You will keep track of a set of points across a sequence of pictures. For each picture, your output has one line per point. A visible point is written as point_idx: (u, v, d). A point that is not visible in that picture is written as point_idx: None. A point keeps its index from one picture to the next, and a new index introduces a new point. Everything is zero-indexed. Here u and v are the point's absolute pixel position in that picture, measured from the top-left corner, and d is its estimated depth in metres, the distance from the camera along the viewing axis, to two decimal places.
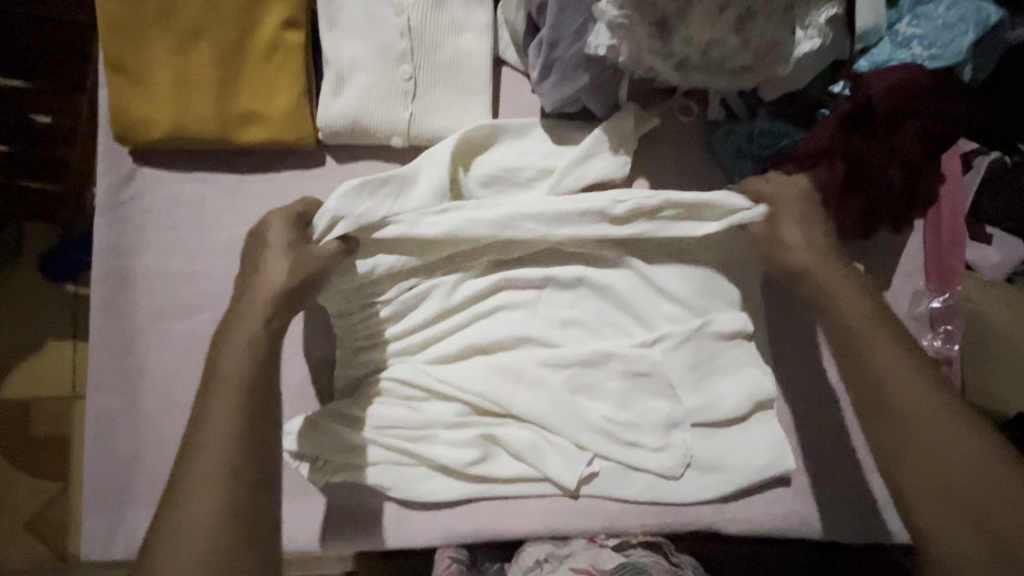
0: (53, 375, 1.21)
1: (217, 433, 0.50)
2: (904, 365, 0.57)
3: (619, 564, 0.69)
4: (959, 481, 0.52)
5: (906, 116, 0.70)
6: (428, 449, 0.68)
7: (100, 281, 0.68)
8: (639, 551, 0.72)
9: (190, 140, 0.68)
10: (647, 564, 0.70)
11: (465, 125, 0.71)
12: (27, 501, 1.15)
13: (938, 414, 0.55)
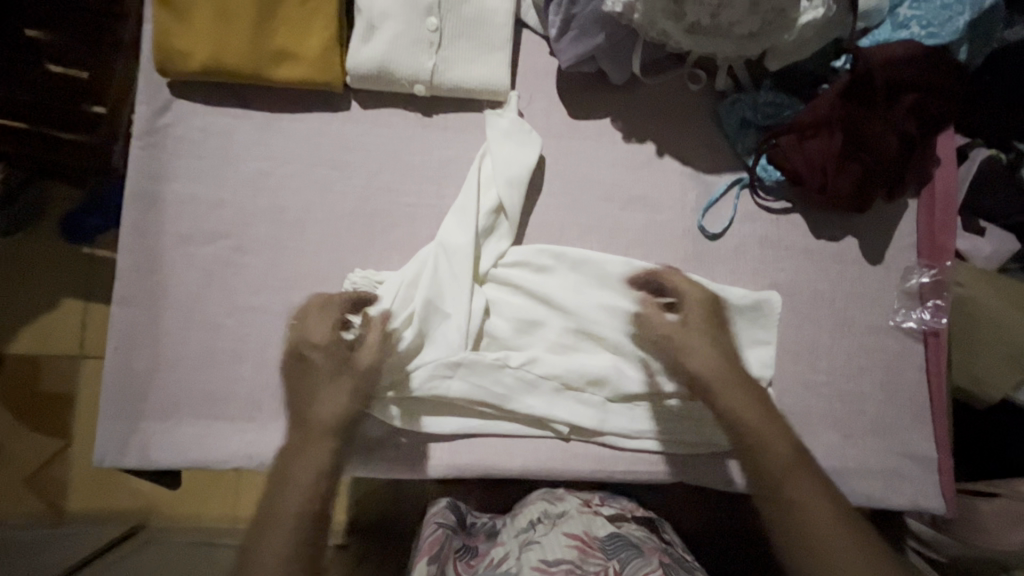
0: (62, 332, 1.28)
1: (305, 472, 0.62)
2: (765, 424, 0.67)
3: (611, 533, 0.74)
4: (818, 534, 0.60)
5: (904, 90, 0.74)
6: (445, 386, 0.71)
7: (131, 201, 0.72)
8: (630, 526, 0.77)
9: (225, 74, 0.72)
10: (636, 536, 0.74)
11: (485, 78, 0.75)
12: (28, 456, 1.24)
13: (801, 463, 0.64)
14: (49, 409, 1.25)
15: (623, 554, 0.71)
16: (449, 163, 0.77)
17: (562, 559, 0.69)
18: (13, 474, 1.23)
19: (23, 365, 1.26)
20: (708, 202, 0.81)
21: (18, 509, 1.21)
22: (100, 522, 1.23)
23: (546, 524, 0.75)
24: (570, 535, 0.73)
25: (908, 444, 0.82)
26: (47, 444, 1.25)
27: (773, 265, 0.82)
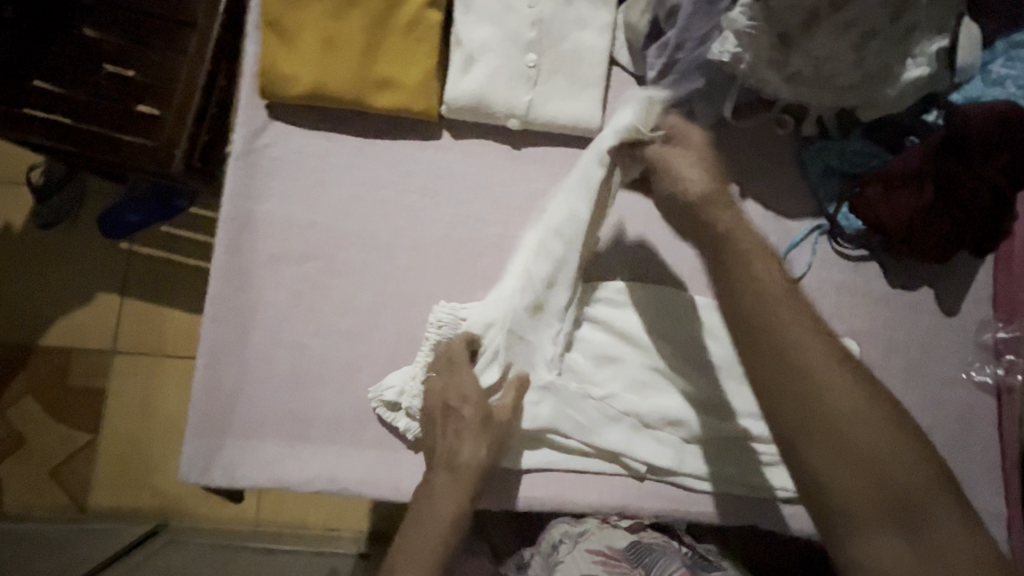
0: (98, 326, 1.28)
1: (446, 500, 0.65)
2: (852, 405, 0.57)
3: (631, 542, 0.71)
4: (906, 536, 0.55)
5: (1000, 148, 0.73)
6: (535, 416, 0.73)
7: (227, 219, 0.73)
8: (649, 533, 0.73)
9: (327, 100, 0.73)
10: (657, 543, 0.71)
11: (577, 113, 0.76)
12: (57, 450, 1.25)
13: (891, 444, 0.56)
14: (79, 404, 1.26)
15: (647, 560, 0.69)
16: (536, 195, 0.77)
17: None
18: (35, 468, 1.24)
19: (54, 358, 1.27)
20: (789, 245, 0.81)
21: (41, 501, 1.23)
22: (126, 520, 1.23)
23: (567, 542, 0.70)
24: (592, 550, 0.69)
25: (976, 498, 0.82)
26: (74, 439, 1.25)
27: (850, 311, 0.82)
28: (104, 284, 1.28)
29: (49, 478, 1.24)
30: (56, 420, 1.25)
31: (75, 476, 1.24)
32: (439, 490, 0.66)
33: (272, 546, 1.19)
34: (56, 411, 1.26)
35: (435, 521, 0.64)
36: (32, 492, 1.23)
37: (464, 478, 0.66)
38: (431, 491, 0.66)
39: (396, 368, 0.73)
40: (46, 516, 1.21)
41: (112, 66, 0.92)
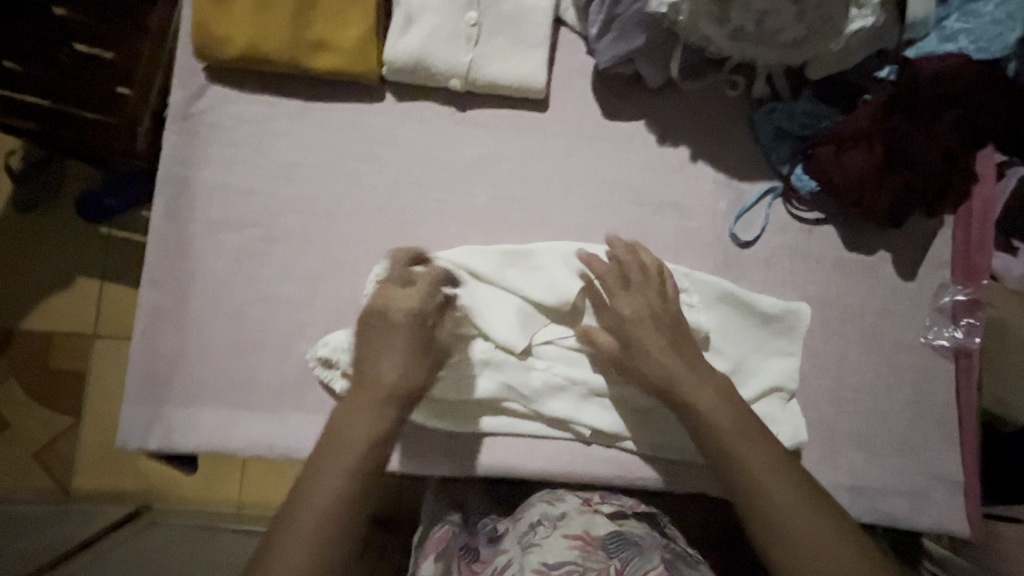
0: (79, 309, 1.28)
1: (348, 446, 0.60)
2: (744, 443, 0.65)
3: (611, 532, 0.70)
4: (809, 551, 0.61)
5: (948, 104, 0.73)
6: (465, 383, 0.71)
7: (164, 184, 0.72)
8: (631, 523, 0.73)
9: (263, 62, 0.72)
10: (637, 534, 0.70)
11: (520, 73, 0.75)
12: (39, 433, 1.25)
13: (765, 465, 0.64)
14: (60, 389, 1.26)
15: (624, 553, 0.67)
16: (481, 159, 0.77)
17: (562, 562, 0.65)
18: (18, 453, 1.24)
19: (34, 342, 1.27)
20: (741, 209, 0.80)
21: (25, 484, 1.23)
22: (109, 503, 1.23)
23: (546, 525, 0.72)
24: (570, 537, 0.69)
25: (935, 465, 0.80)
26: (58, 422, 1.25)
27: (804, 275, 0.81)
28: (83, 268, 1.28)
29: (30, 462, 1.24)
30: (37, 404, 1.26)
31: (60, 458, 1.24)
32: (324, 461, 0.59)
33: (252, 528, 1.18)
34: (36, 395, 1.26)
35: (319, 492, 0.58)
36: (16, 477, 1.23)
37: (351, 449, 0.60)
38: (316, 464, 0.59)
39: (334, 333, 0.72)
40: (28, 498, 1.22)
41: (84, 45, 0.96)
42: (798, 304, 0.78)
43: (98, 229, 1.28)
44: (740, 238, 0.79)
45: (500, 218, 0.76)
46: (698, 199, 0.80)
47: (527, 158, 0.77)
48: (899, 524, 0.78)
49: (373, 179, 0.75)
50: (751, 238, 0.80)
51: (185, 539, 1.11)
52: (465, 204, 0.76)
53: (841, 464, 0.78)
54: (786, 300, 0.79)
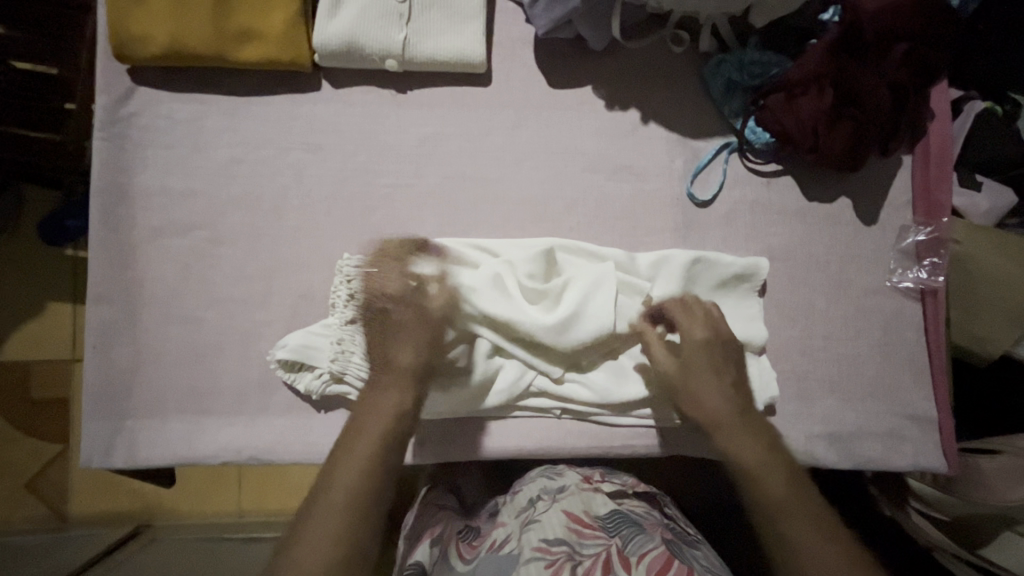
0: (54, 335, 1.26)
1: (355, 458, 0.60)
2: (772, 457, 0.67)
3: (611, 511, 0.73)
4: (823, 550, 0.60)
5: (895, 41, 0.72)
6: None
7: (99, 193, 0.70)
8: (631, 502, 0.76)
9: (188, 57, 0.69)
10: (637, 514, 0.73)
11: (458, 47, 0.72)
12: (27, 463, 1.23)
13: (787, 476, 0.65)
14: (44, 416, 1.24)
15: (624, 531, 0.69)
16: (427, 139, 0.75)
17: (562, 539, 0.66)
18: (7, 484, 1.22)
19: (11, 372, 1.24)
20: (697, 166, 0.78)
21: (20, 515, 1.21)
22: (105, 525, 1.22)
23: (545, 501, 0.75)
24: (570, 514, 0.71)
25: (908, 406, 0.80)
26: (46, 450, 1.23)
27: (766, 229, 0.80)
28: (52, 293, 1.25)
29: (22, 492, 1.22)
30: (20, 433, 1.23)
31: (53, 484, 1.23)
32: (355, 442, 0.61)
33: (253, 535, 1.17)
34: (19, 425, 1.24)
35: (353, 470, 0.59)
36: (8, 508, 1.21)
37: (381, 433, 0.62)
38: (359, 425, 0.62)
39: (294, 332, 0.70)
40: (23, 528, 1.20)
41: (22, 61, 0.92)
42: (762, 257, 0.77)
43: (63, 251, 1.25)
44: (696, 196, 0.78)
45: (453, 199, 0.74)
46: (653, 161, 0.78)
47: (474, 136, 0.75)
48: (877, 467, 0.79)
49: (317, 170, 0.73)
50: (708, 195, 0.79)
51: (186, 553, 1.09)
52: (416, 188, 0.74)
53: (816, 412, 0.78)
54: (747, 255, 0.78)
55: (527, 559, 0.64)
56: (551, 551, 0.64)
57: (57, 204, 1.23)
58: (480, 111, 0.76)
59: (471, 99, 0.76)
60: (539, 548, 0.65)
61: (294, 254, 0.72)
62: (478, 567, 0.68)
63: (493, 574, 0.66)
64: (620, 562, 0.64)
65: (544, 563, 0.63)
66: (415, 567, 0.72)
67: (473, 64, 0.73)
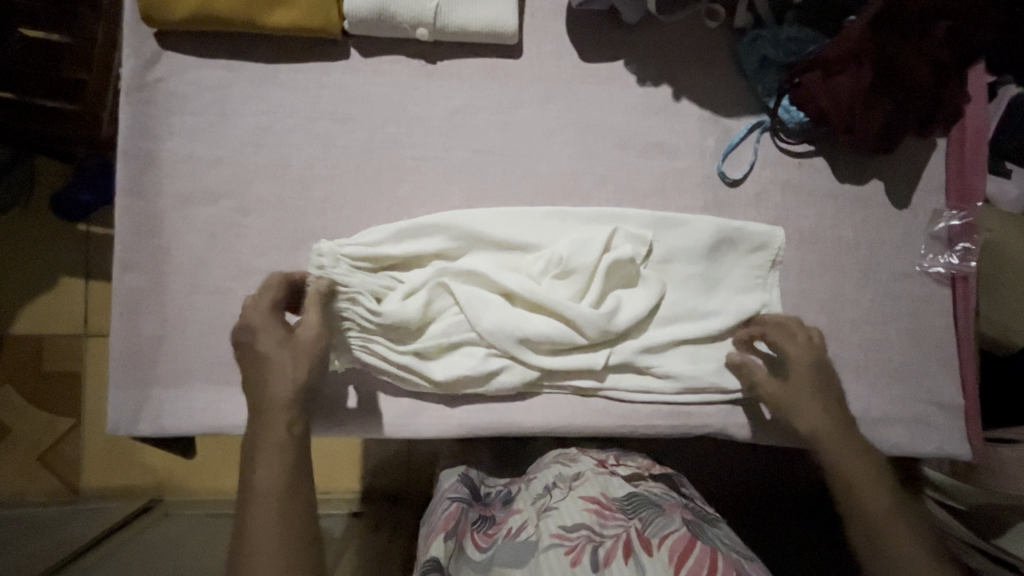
0: (68, 310, 1.26)
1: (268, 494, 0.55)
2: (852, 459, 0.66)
3: (628, 493, 0.72)
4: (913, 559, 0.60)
5: (938, 18, 0.69)
6: (440, 332, 0.69)
7: (125, 160, 0.69)
8: (648, 485, 0.75)
9: (216, 22, 0.68)
10: (654, 496, 0.72)
11: (490, 17, 0.71)
12: (44, 436, 1.24)
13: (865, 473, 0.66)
14: (60, 390, 1.25)
15: (642, 513, 0.68)
16: (457, 112, 0.74)
17: (580, 524, 0.67)
18: (23, 456, 1.23)
19: (28, 346, 1.25)
20: (728, 146, 0.77)
21: (35, 487, 1.22)
22: (120, 499, 1.23)
23: (562, 488, 0.74)
24: (587, 498, 0.71)
25: (934, 392, 0.80)
26: (60, 424, 1.24)
27: (796, 211, 0.79)
28: (67, 268, 1.25)
29: (37, 464, 1.23)
30: (36, 407, 1.24)
31: (68, 458, 1.24)
32: (255, 479, 0.56)
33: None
34: (35, 398, 1.24)
35: (265, 505, 0.55)
36: (25, 480, 1.22)
37: (274, 493, 0.55)
38: (258, 454, 0.57)
39: None
40: (40, 500, 1.21)
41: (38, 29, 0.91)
42: (778, 227, 0.77)
43: (78, 226, 1.24)
44: (727, 175, 0.77)
45: (482, 172, 0.74)
46: (684, 139, 0.77)
47: (504, 109, 0.74)
48: (901, 454, 0.79)
49: (346, 141, 0.72)
50: (738, 175, 0.77)
51: (201, 529, 1.10)
52: (445, 162, 0.73)
53: None
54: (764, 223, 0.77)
55: (546, 547, 0.65)
56: (568, 537, 0.65)
57: (73, 178, 1.23)
58: (511, 84, 0.74)
59: (501, 71, 0.74)
60: (557, 536, 0.66)
61: (321, 226, 0.72)
62: (496, 554, 0.68)
63: (512, 561, 0.66)
64: (640, 543, 0.64)
65: (563, 550, 0.64)
66: (434, 561, 0.66)
67: (506, 34, 0.72)
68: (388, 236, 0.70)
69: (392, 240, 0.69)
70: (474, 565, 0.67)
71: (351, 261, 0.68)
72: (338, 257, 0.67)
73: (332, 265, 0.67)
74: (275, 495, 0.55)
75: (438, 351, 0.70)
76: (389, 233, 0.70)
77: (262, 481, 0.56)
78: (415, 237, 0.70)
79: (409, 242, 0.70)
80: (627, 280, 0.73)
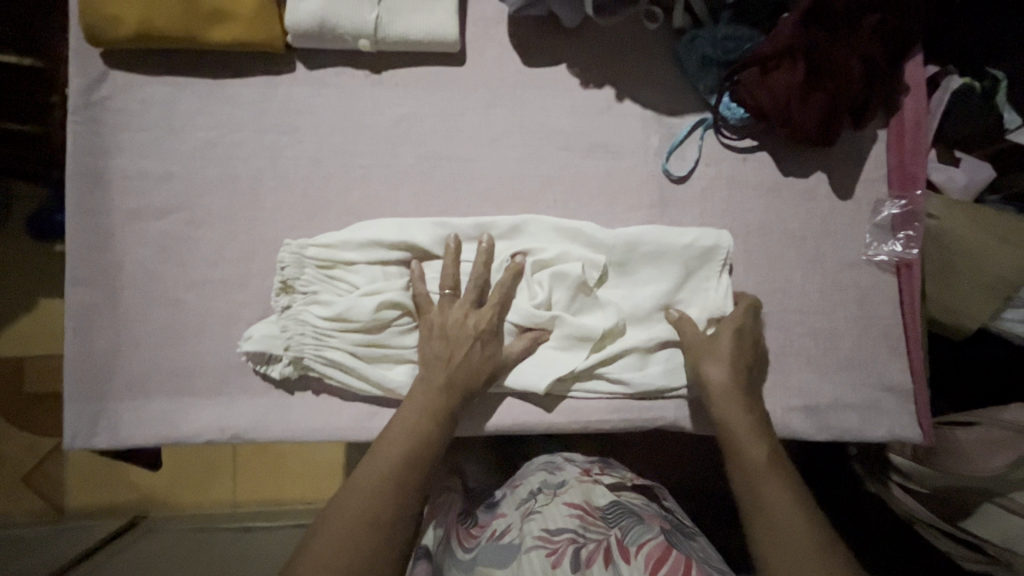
0: (44, 329, 1.26)
1: (387, 450, 0.62)
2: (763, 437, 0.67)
3: (611, 502, 0.75)
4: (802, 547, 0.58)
5: (867, 12, 0.73)
6: (391, 341, 0.71)
7: (75, 178, 0.71)
8: (630, 494, 0.78)
9: (160, 39, 0.70)
10: (635, 505, 0.75)
11: (430, 26, 0.73)
12: (22, 456, 1.24)
13: (768, 441, 0.67)
14: (37, 410, 1.25)
15: (624, 521, 0.71)
16: (403, 120, 0.75)
17: (564, 528, 0.69)
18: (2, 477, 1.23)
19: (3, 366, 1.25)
20: (671, 144, 0.79)
21: (14, 508, 1.22)
22: (103, 516, 1.22)
23: (547, 495, 0.77)
24: (570, 505, 0.73)
25: (884, 378, 0.81)
26: (41, 443, 1.24)
27: (742, 207, 0.80)
28: (41, 289, 1.26)
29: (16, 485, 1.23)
30: (14, 427, 1.24)
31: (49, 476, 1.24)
32: (390, 432, 0.64)
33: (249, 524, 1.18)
34: (14, 418, 1.24)
35: (382, 457, 0.62)
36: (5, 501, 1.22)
37: (400, 454, 0.62)
38: (405, 418, 0.65)
39: (263, 322, 0.71)
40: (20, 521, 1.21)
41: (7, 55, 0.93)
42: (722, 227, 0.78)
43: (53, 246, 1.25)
44: (671, 173, 0.79)
45: (430, 177, 0.75)
46: (630, 138, 0.79)
47: (449, 115, 0.76)
48: (856, 440, 0.80)
49: (294, 151, 0.73)
50: (683, 172, 0.79)
51: (182, 543, 1.09)
52: (393, 170, 0.75)
53: (793, 385, 0.79)
54: (709, 216, 0.79)
55: (528, 549, 0.67)
56: (551, 540, 0.67)
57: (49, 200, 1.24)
58: (457, 90, 0.76)
59: (447, 79, 0.76)
60: (540, 538, 0.68)
61: (272, 236, 0.73)
62: (478, 556, 0.70)
63: (494, 563, 0.68)
64: (619, 552, 0.66)
65: (545, 553, 0.66)
66: (421, 549, 0.78)
67: (447, 42, 0.73)
68: (352, 238, 0.71)
69: (355, 248, 0.71)
70: (458, 562, 0.72)
71: (316, 263, 0.71)
72: (302, 261, 0.71)
73: (300, 263, 0.71)
74: (398, 456, 0.62)
75: (394, 360, 0.72)
76: (351, 235, 0.71)
77: (391, 436, 0.63)
78: (374, 244, 0.71)
79: (370, 247, 0.71)
80: (586, 304, 0.74)
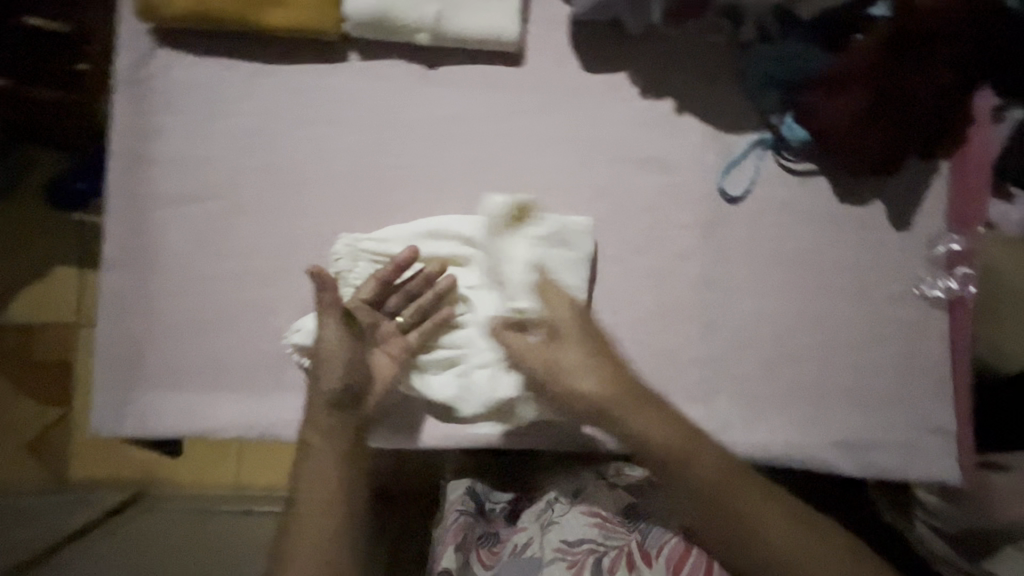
0: (57, 299, 1.24)
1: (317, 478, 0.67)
2: (715, 483, 0.67)
3: (627, 504, 0.76)
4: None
5: (942, 44, 0.70)
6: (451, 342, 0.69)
7: (118, 157, 0.69)
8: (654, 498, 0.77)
9: (214, 19, 0.67)
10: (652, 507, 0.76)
11: (492, 24, 0.70)
12: (28, 425, 1.22)
13: (728, 485, 0.67)
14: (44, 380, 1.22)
15: (643, 526, 0.73)
16: (455, 118, 0.73)
17: (582, 538, 0.71)
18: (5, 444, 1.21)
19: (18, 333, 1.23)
20: (728, 162, 0.76)
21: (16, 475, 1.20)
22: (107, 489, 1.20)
23: (565, 501, 0.76)
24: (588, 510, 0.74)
25: (927, 418, 0.79)
26: (46, 413, 1.22)
27: (795, 231, 0.78)
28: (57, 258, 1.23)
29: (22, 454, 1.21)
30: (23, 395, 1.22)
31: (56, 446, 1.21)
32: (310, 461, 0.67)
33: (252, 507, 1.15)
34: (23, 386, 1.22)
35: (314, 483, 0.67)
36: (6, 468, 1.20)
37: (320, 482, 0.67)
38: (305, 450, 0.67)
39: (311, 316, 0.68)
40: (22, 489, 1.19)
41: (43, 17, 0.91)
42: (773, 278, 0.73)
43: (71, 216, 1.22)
44: (725, 192, 0.76)
45: (479, 180, 0.73)
46: (686, 152, 0.76)
47: (503, 116, 0.73)
48: (894, 478, 0.78)
49: (342, 143, 0.71)
50: (738, 192, 0.77)
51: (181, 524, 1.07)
52: (442, 169, 0.72)
53: (833, 419, 0.77)
54: (760, 239, 0.77)
55: (548, 561, 0.70)
56: (570, 551, 0.70)
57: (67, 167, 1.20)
58: (513, 91, 0.74)
59: (503, 79, 0.74)
60: (559, 549, 0.70)
61: (313, 229, 0.71)
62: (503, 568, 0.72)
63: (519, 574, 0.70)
64: (641, 558, 0.69)
65: (565, 564, 0.69)
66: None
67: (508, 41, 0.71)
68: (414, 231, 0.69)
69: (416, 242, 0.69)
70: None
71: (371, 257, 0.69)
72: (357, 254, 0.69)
73: (357, 255, 0.69)
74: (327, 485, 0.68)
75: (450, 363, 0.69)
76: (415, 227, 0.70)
77: (313, 465, 0.67)
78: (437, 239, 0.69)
79: (430, 242, 0.69)
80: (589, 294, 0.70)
